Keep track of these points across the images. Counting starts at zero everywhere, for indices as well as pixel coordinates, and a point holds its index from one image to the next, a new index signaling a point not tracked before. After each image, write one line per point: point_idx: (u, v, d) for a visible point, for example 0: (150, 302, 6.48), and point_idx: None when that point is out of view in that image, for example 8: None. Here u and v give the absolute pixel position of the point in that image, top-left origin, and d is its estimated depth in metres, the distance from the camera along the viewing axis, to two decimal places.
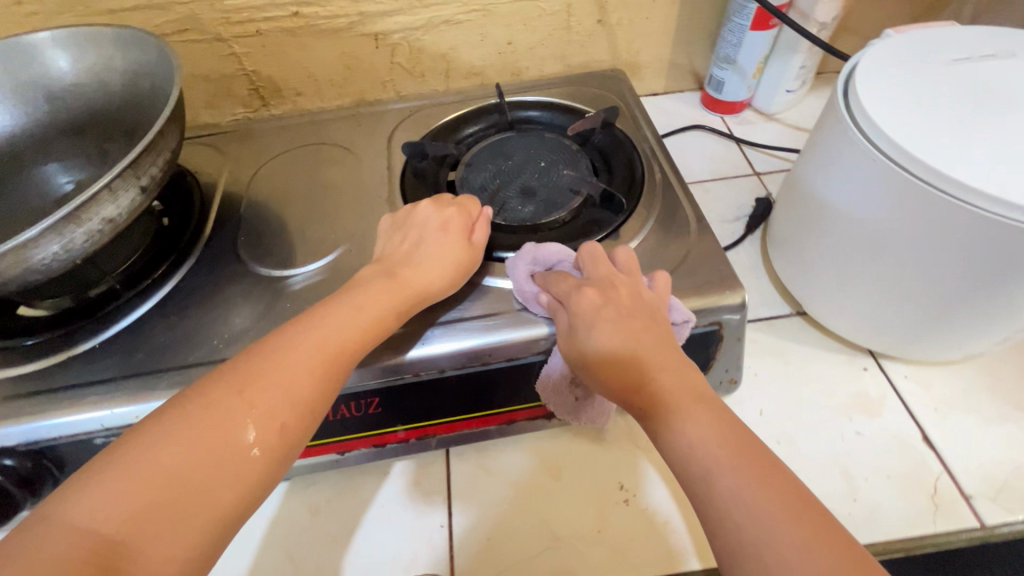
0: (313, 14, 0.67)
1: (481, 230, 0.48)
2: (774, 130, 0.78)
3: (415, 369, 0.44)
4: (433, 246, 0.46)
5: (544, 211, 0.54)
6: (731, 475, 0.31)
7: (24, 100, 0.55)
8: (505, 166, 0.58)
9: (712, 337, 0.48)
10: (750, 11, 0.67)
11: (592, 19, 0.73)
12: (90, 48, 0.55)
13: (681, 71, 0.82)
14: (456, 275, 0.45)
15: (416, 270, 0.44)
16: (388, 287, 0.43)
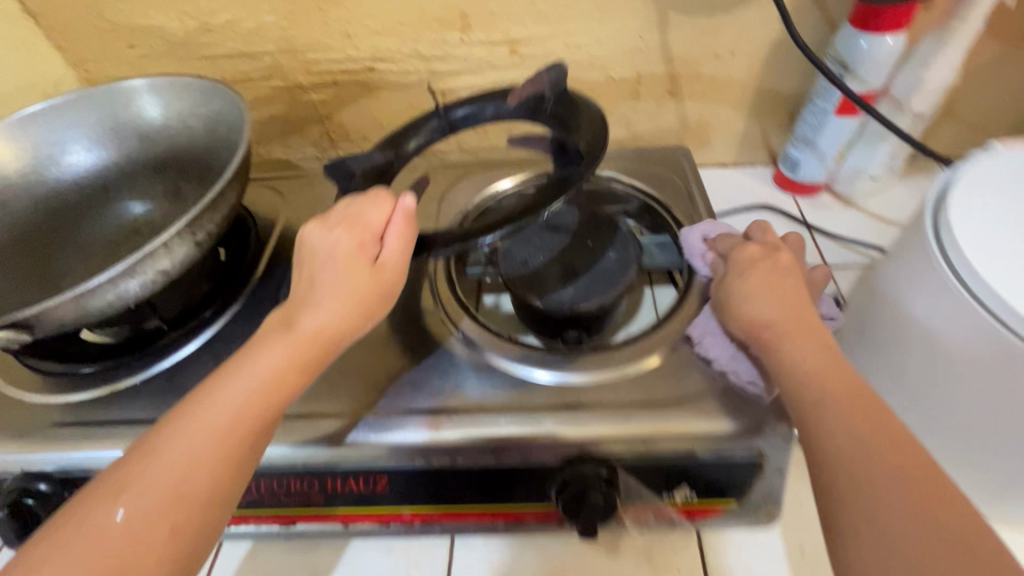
0: (386, 70, 0.70)
1: (389, 244, 0.43)
2: (853, 219, 0.72)
3: (426, 454, 0.42)
4: (336, 277, 0.41)
5: (585, 295, 0.51)
6: (840, 414, 0.34)
7: (119, 138, 0.60)
8: (552, 242, 0.56)
9: (754, 467, 0.42)
10: (834, 96, 0.63)
11: (663, 89, 0.71)
12: (181, 96, 0.59)
13: (755, 145, 0.77)
14: (373, 306, 0.41)
15: (320, 313, 0.40)
16: (285, 343, 0.38)
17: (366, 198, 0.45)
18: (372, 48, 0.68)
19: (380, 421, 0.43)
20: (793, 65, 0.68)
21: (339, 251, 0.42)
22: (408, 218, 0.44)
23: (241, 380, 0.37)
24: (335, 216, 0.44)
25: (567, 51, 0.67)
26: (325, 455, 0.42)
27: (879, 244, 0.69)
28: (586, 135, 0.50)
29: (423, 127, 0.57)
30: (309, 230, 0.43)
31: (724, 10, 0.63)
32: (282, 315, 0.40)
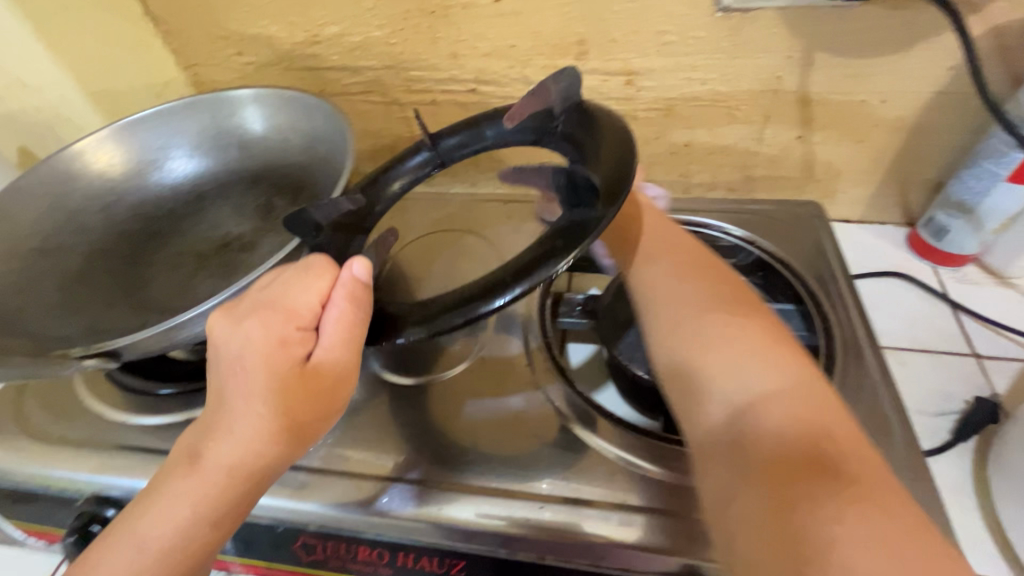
0: (489, 92, 0.66)
1: (326, 340, 0.36)
2: (1007, 300, 0.61)
3: (511, 545, 0.39)
4: (254, 388, 0.34)
5: None
6: (654, 264, 0.44)
7: (218, 149, 0.60)
8: None
9: None
10: (1011, 160, 0.54)
11: (791, 134, 0.63)
12: (283, 110, 0.58)
13: (889, 202, 0.68)
14: (305, 423, 0.35)
15: (230, 447, 0.34)
16: (190, 488, 0.34)
17: (297, 273, 0.38)
18: (477, 69, 0.64)
19: (457, 496, 0.41)
20: (955, 117, 0.58)
21: (255, 348, 0.35)
22: (354, 295, 0.37)
23: (129, 558, 0.33)
24: (256, 301, 0.37)
25: (689, 86, 0.61)
26: (403, 527, 0.40)
27: None
28: (607, 164, 0.39)
29: (408, 162, 0.50)
30: (216, 321, 0.36)
31: (883, 52, 0.55)
32: (189, 444, 0.35)
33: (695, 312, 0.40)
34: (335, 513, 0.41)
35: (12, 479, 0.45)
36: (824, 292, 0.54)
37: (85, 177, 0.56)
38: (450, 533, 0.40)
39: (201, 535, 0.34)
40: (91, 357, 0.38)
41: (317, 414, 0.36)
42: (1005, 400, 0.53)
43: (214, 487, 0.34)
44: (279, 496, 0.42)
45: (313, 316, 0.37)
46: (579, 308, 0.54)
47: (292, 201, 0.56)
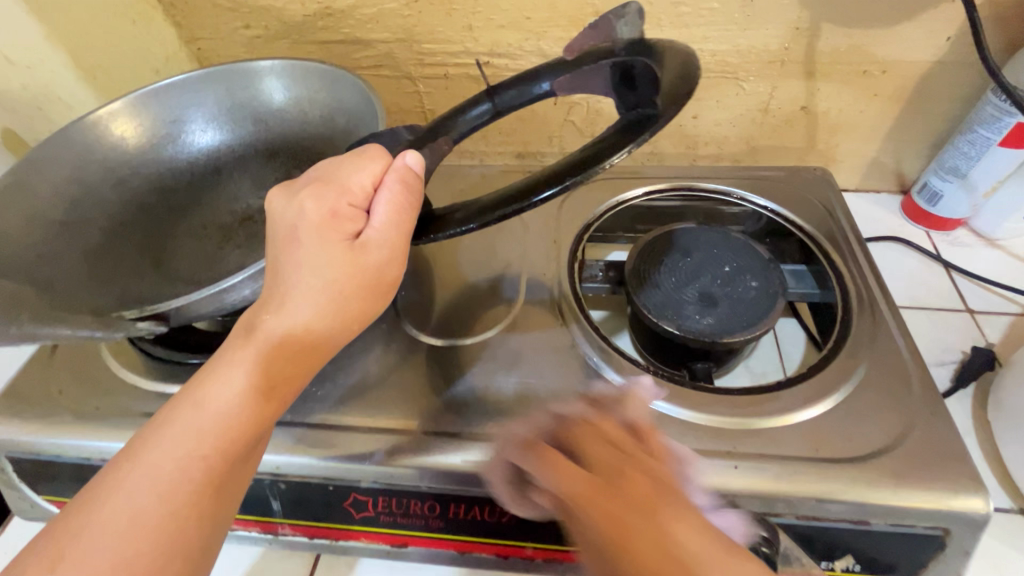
0: (502, 65, 0.67)
1: (377, 215, 0.38)
2: (995, 261, 0.65)
3: None
4: (310, 258, 0.36)
5: (727, 326, 0.47)
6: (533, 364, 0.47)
7: (233, 121, 0.59)
8: (683, 266, 0.52)
9: (932, 543, 0.38)
10: (1005, 124, 0.57)
11: (796, 105, 0.66)
12: (302, 81, 0.58)
13: (884, 170, 0.71)
14: (355, 300, 0.36)
15: (287, 316, 0.35)
16: (248, 355, 0.35)
17: (352, 158, 0.40)
18: (492, 42, 0.65)
19: (500, 445, 0.42)
20: (949, 86, 0.62)
21: (311, 219, 0.37)
22: (406, 180, 0.39)
23: (190, 415, 0.34)
24: (311, 180, 0.39)
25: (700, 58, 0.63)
26: (454, 478, 0.41)
27: None
28: (670, 68, 0.42)
29: (468, 112, 0.48)
30: (273, 197, 0.39)
31: (885, 22, 0.58)
32: (244, 319, 0.36)
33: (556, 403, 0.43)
34: (382, 467, 0.41)
35: (46, 452, 0.45)
36: (838, 256, 0.56)
37: (102, 148, 0.55)
38: (498, 482, 0.40)
39: (258, 403, 0.35)
40: (144, 320, 0.39)
41: (367, 291, 0.37)
42: (998, 349, 0.57)
43: (273, 356, 0.35)
44: (327, 456, 0.42)
45: (365, 197, 0.38)
46: (602, 274, 0.57)
47: None
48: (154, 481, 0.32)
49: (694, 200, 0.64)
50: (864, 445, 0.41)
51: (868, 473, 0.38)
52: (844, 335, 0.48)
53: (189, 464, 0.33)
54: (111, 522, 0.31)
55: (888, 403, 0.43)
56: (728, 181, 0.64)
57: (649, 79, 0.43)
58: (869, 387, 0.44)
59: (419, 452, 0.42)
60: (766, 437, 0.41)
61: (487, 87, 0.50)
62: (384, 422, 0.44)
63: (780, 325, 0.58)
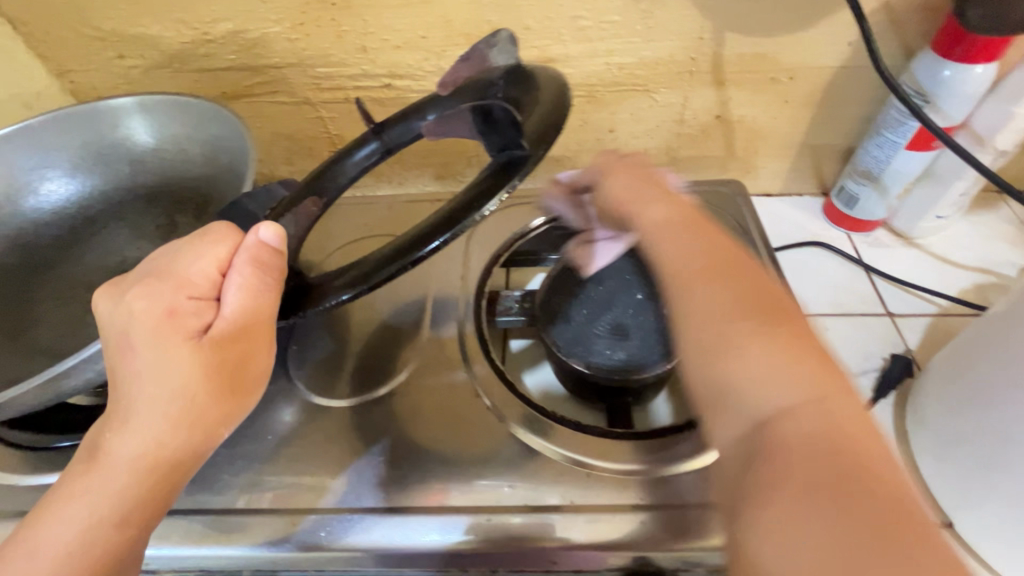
0: (405, 87, 0.63)
1: (231, 303, 0.35)
2: (913, 260, 0.65)
3: (461, 564, 0.42)
4: (150, 369, 0.33)
5: (638, 358, 0.48)
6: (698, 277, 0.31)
7: (101, 167, 0.54)
8: (595, 294, 0.51)
9: None
10: (909, 128, 0.57)
11: (710, 114, 0.65)
12: (175, 117, 0.53)
13: (803, 174, 0.71)
14: (209, 404, 0.34)
15: (127, 439, 0.33)
16: (91, 483, 0.33)
17: (192, 241, 0.36)
18: (390, 63, 0.61)
19: (407, 515, 0.42)
20: (857, 89, 0.61)
21: (143, 323, 0.33)
22: (260, 259, 0.36)
23: (22, 564, 0.31)
24: (142, 275, 0.35)
25: (608, 72, 0.61)
26: (352, 560, 0.41)
27: (944, 288, 0.62)
28: (542, 104, 0.42)
29: (355, 153, 0.45)
30: (100, 297, 0.35)
31: (788, 30, 0.57)
32: (87, 439, 0.34)
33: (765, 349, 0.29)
34: (288, 554, 0.42)
35: None
36: None
37: None
38: (406, 558, 0.41)
39: (105, 535, 0.32)
40: None
41: (220, 391, 0.34)
42: (916, 354, 0.57)
43: (120, 481, 0.33)
44: (229, 547, 0.42)
45: (212, 284, 0.35)
46: (517, 306, 0.56)
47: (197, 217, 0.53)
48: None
49: None
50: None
51: None
52: None
53: None
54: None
55: None
56: None
57: (511, 116, 0.41)
58: None
59: (315, 533, 0.42)
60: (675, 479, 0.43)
61: (371, 125, 0.47)
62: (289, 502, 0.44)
63: None
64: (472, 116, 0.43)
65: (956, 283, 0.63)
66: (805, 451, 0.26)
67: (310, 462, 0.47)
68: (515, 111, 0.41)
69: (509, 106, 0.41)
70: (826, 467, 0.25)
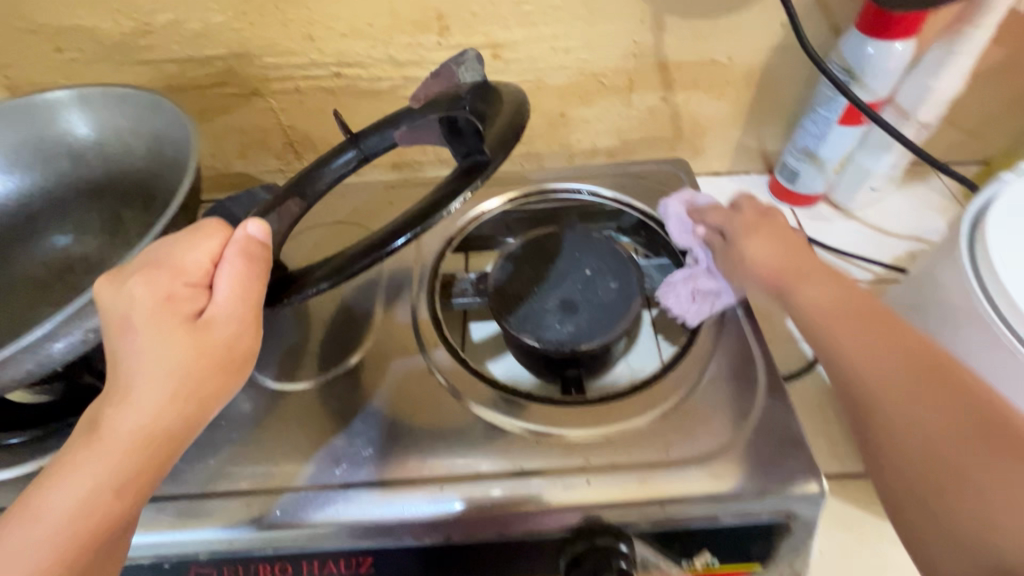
0: (354, 75, 0.63)
1: (224, 285, 0.36)
2: (851, 231, 0.69)
3: (416, 533, 0.42)
4: (150, 349, 0.34)
5: (585, 332, 0.50)
6: (848, 337, 0.42)
7: (46, 162, 0.56)
8: (546, 272, 0.54)
9: (779, 528, 0.43)
10: (839, 104, 0.59)
11: (656, 96, 0.67)
12: (119, 111, 0.54)
13: (749, 153, 0.73)
14: (203, 379, 0.35)
15: (129, 411, 0.33)
16: (87, 455, 0.33)
17: (185, 235, 0.38)
18: (337, 52, 0.61)
19: (385, 488, 0.43)
20: (792, 69, 0.64)
21: (142, 308, 0.35)
22: (249, 251, 0.38)
23: (23, 532, 0.31)
24: (140, 264, 0.36)
25: (554, 56, 0.62)
26: (313, 536, 0.42)
27: (880, 257, 0.66)
28: (500, 119, 0.45)
29: (330, 163, 0.45)
30: (99, 287, 0.36)
31: (724, 12, 0.59)
32: (88, 413, 0.34)
33: (915, 406, 0.38)
34: (259, 532, 0.42)
35: None
36: None
37: None
38: (373, 531, 0.42)
39: (105, 505, 0.32)
40: None
41: (218, 369, 0.35)
42: None
43: (118, 453, 0.33)
44: (198, 530, 0.42)
45: (204, 274, 0.37)
46: (472, 287, 0.59)
47: (144, 211, 0.57)
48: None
49: (563, 202, 0.64)
50: (714, 439, 0.45)
51: (714, 469, 0.43)
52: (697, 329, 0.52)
53: None
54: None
55: (735, 396, 0.48)
56: (593, 182, 0.65)
57: (475, 125, 0.43)
58: (720, 380, 0.49)
59: (274, 513, 0.43)
60: (634, 438, 0.46)
61: (348, 134, 0.46)
62: (255, 484, 0.45)
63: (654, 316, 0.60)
64: (440, 126, 0.45)
65: (891, 251, 0.67)
66: (973, 489, 0.35)
67: (270, 447, 0.47)
68: (477, 121, 0.43)
69: (473, 116, 0.43)
70: (914, 470, 0.37)
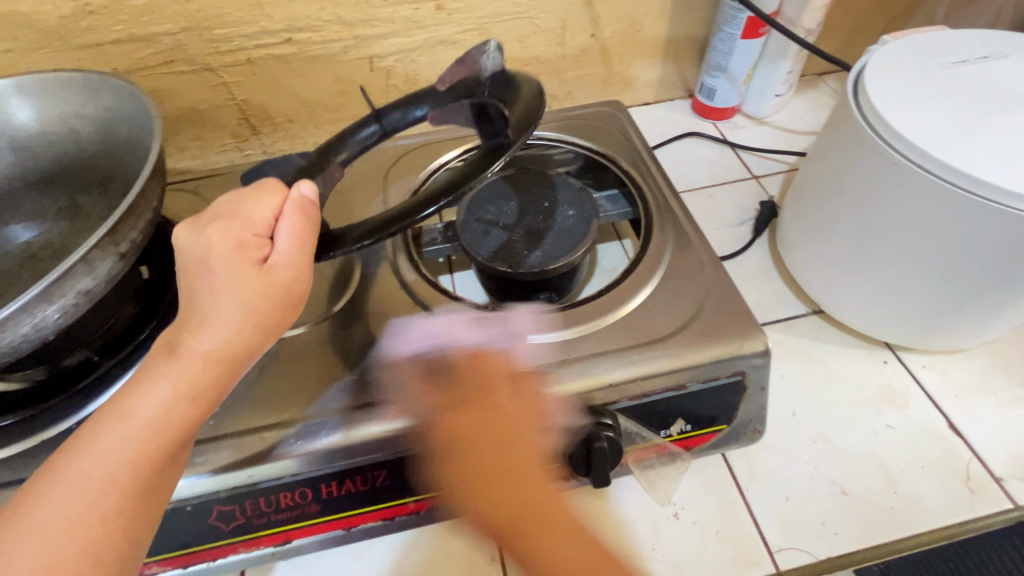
0: (306, 39, 0.66)
1: (283, 237, 0.39)
2: (765, 134, 0.80)
3: (422, 439, 0.45)
4: (223, 286, 0.36)
5: (552, 254, 0.55)
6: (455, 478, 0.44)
7: None
8: (508, 210, 0.59)
9: (736, 387, 0.48)
10: (740, 21, 0.70)
11: (586, 34, 0.74)
12: (59, 94, 0.51)
13: (672, 80, 0.83)
14: (267, 316, 0.37)
15: (204, 333, 0.36)
16: (172, 370, 0.35)
17: (251, 191, 0.41)
18: (288, 17, 0.64)
19: (353, 416, 0.44)
20: None
21: (216, 250, 0.37)
22: (303, 209, 0.40)
23: (117, 426, 0.34)
24: (214, 215, 0.39)
25: (492, 3, 0.68)
26: (328, 455, 0.44)
27: (791, 149, 0.78)
28: (520, 106, 0.46)
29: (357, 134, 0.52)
30: (178, 232, 0.39)
31: None
32: (166, 336, 0.36)
33: None
34: (256, 468, 0.43)
35: None
36: (638, 172, 0.64)
37: None
38: (344, 453, 0.44)
39: (181, 411, 0.35)
40: None
41: (281, 305, 0.38)
42: (778, 200, 0.71)
43: (197, 370, 0.35)
44: (190, 475, 0.42)
45: (266, 227, 0.40)
46: (440, 235, 0.62)
47: (102, 195, 0.54)
48: (86, 491, 0.33)
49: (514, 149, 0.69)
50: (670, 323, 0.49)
51: (679, 345, 0.47)
52: (649, 232, 0.57)
53: (122, 471, 0.33)
54: (35, 536, 0.31)
55: (686, 283, 0.52)
56: (540, 127, 0.70)
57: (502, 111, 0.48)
58: (675, 265, 0.54)
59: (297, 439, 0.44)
60: (604, 333, 0.49)
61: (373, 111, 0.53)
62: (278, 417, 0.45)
63: (606, 246, 0.67)
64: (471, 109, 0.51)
65: (800, 144, 0.78)
66: None
67: None
68: (505, 107, 0.47)
69: (502, 103, 0.48)
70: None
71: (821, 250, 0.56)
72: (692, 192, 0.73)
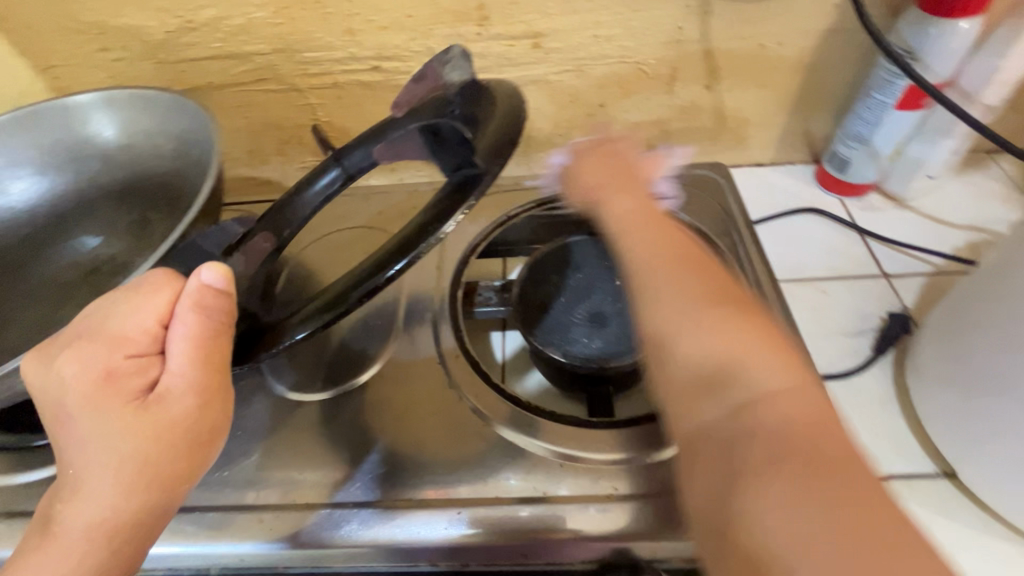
0: (393, 68, 0.63)
1: (175, 356, 0.34)
2: (907, 221, 0.66)
3: (432, 558, 0.40)
4: (105, 439, 0.33)
5: (616, 346, 0.48)
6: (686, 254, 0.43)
7: (73, 163, 0.54)
8: (571, 282, 0.52)
9: None
10: (897, 88, 0.57)
11: (700, 84, 0.65)
12: (143, 112, 0.52)
13: (796, 141, 0.71)
14: (164, 463, 0.33)
15: (85, 502, 0.32)
16: (51, 549, 0.32)
17: (125, 296, 0.35)
18: (378, 45, 0.61)
19: (390, 510, 0.41)
20: (845, 53, 0.62)
21: (83, 390, 0.33)
22: (202, 304, 0.35)
23: None
24: (74, 336, 0.34)
25: (595, 44, 0.61)
26: (360, 554, 0.40)
27: (939, 246, 0.63)
28: (490, 132, 0.40)
29: (313, 184, 0.40)
30: (28, 367, 0.34)
31: None
32: (40, 511, 0.33)
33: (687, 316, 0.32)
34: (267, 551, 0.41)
35: None
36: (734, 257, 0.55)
37: None
38: (382, 553, 0.40)
39: None
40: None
41: (180, 447, 0.34)
42: (913, 311, 0.58)
43: (78, 548, 0.32)
44: (196, 543, 0.41)
45: (149, 340, 0.35)
46: (495, 297, 0.54)
47: (167, 214, 0.53)
48: None
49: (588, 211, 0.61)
50: None
51: None
52: None
53: None
54: None
55: None
56: None
57: (466, 132, 0.40)
58: None
59: (327, 527, 0.41)
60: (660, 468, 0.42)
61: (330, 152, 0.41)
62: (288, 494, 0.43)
63: None
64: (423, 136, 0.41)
65: (952, 241, 0.63)
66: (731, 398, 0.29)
67: (306, 443, 0.46)
68: (465, 128, 0.40)
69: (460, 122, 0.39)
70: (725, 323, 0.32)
71: (967, 411, 0.43)
72: (799, 284, 0.61)
